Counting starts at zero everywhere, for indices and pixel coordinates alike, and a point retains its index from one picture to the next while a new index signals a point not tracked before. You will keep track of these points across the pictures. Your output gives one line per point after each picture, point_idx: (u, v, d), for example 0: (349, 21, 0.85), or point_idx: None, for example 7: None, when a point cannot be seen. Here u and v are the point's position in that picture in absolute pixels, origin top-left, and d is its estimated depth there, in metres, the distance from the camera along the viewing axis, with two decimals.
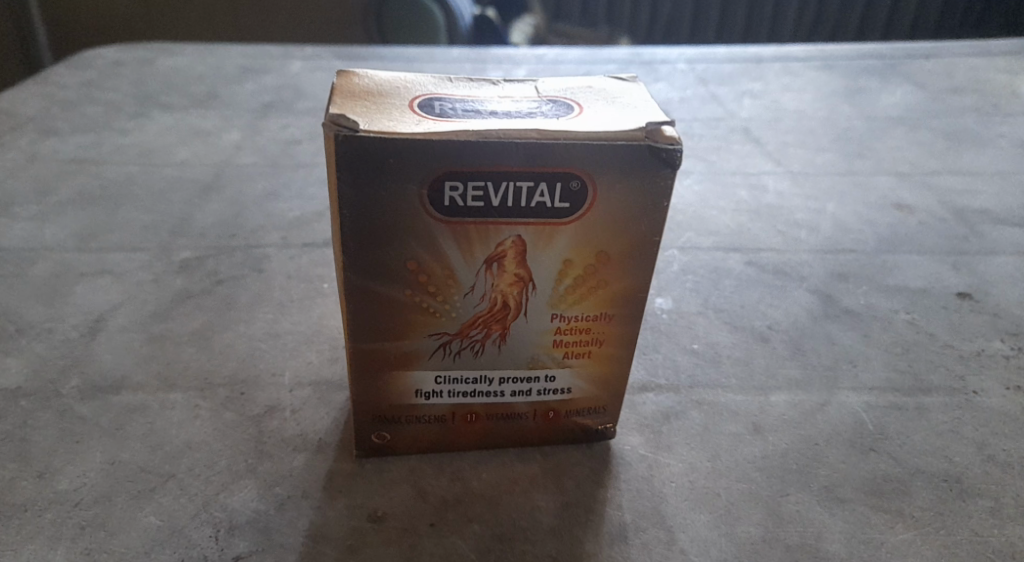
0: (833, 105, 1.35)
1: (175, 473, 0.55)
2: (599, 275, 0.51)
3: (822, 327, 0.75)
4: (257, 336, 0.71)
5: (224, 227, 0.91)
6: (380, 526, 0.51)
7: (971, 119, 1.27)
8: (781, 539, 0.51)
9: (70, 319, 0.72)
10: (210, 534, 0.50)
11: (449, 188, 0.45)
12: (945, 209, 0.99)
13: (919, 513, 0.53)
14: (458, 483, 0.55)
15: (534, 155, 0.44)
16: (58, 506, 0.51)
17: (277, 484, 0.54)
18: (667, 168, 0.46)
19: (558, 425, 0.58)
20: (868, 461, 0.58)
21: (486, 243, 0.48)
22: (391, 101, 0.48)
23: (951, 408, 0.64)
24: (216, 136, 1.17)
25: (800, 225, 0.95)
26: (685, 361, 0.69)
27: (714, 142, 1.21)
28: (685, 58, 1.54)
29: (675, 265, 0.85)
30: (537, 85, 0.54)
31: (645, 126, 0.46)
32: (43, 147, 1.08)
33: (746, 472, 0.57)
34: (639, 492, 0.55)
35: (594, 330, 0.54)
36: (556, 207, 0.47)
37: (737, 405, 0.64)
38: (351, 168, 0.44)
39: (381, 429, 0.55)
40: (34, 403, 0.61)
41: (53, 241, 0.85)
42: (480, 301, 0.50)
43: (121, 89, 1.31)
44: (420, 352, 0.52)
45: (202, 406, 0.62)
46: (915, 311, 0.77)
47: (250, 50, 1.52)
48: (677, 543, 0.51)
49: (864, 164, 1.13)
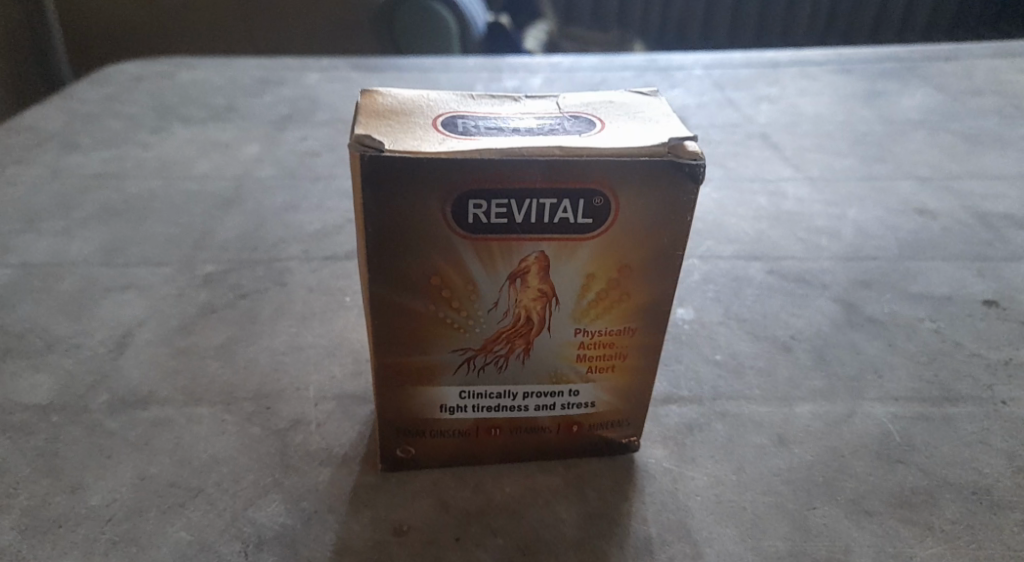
0: (851, 109, 1.34)
1: (203, 488, 0.55)
2: (621, 288, 0.51)
3: (845, 336, 0.74)
4: (280, 350, 0.72)
5: (245, 240, 0.92)
6: (406, 540, 0.51)
7: (992, 122, 1.26)
8: (808, 552, 0.51)
9: (97, 334, 0.73)
10: (239, 549, 0.50)
11: (472, 205, 0.45)
12: (968, 213, 0.98)
13: (949, 526, 0.53)
14: (482, 496, 0.55)
15: (558, 171, 0.45)
16: (90, 521, 0.52)
17: (304, 498, 0.55)
18: (690, 182, 0.46)
19: (581, 438, 0.58)
20: (895, 473, 0.57)
21: (510, 259, 0.48)
22: (415, 119, 0.49)
23: (978, 418, 0.63)
24: (235, 148, 1.18)
25: (820, 231, 0.95)
26: (707, 371, 0.69)
27: (731, 148, 1.21)
28: (701, 63, 1.54)
29: (695, 274, 0.85)
30: (557, 100, 0.54)
31: (668, 141, 0.46)
32: (67, 162, 1.09)
33: (771, 485, 0.57)
34: (664, 505, 0.55)
35: (617, 344, 0.53)
36: (579, 223, 0.47)
37: (761, 416, 0.63)
38: (376, 187, 0.44)
39: (405, 443, 0.56)
40: (63, 418, 0.62)
41: (79, 256, 0.86)
42: (503, 315, 0.50)
43: (142, 103, 1.33)
44: (443, 367, 0.52)
45: (228, 420, 0.62)
46: (940, 319, 0.76)
47: (266, 62, 1.54)
48: (703, 557, 0.51)
49: (883, 169, 1.12)
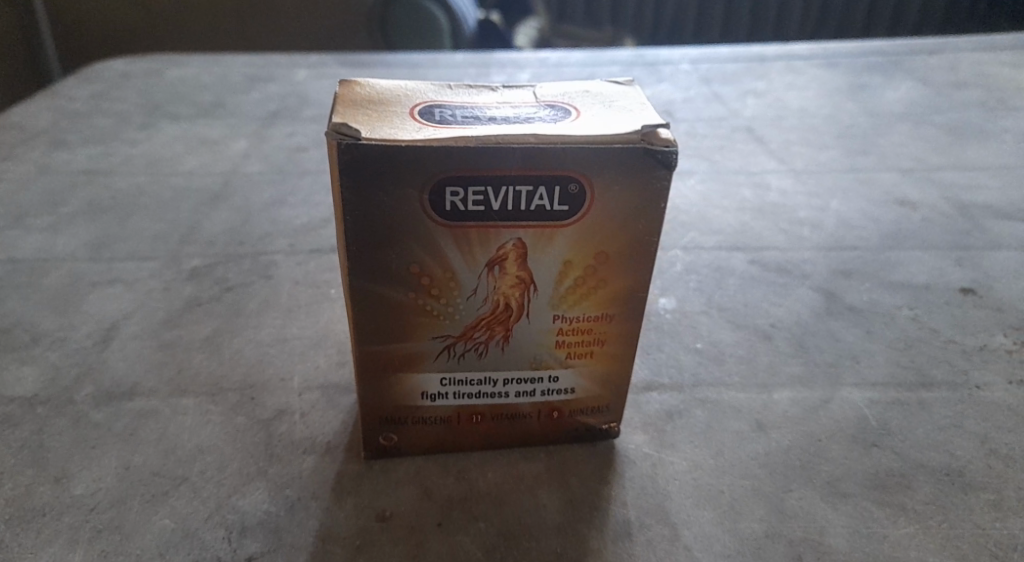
0: (837, 103, 1.35)
1: (187, 477, 0.56)
2: (598, 275, 0.51)
3: (824, 325, 0.75)
4: (265, 342, 0.72)
5: (232, 235, 0.92)
6: (388, 526, 0.52)
7: (975, 115, 1.27)
8: (783, 534, 0.52)
9: (83, 327, 0.73)
10: (223, 536, 0.51)
11: (449, 193, 0.46)
12: (949, 204, 0.99)
13: (922, 507, 0.54)
14: (464, 482, 0.56)
15: (532, 158, 0.45)
16: (75, 509, 0.53)
17: (287, 486, 0.55)
18: (664, 169, 0.47)
19: (562, 424, 0.59)
20: (870, 456, 0.58)
21: (487, 246, 0.49)
22: (392, 109, 0.49)
23: (953, 403, 0.64)
24: (223, 145, 1.18)
25: (802, 223, 0.96)
26: (688, 359, 0.70)
27: (717, 141, 1.22)
28: (688, 58, 1.55)
29: (679, 265, 0.86)
30: (535, 90, 0.55)
31: (641, 128, 0.47)
32: (54, 159, 1.10)
33: (749, 469, 0.57)
34: (642, 490, 0.56)
35: (595, 330, 0.54)
36: (555, 210, 0.48)
37: (740, 403, 0.64)
38: (353, 176, 0.45)
39: (388, 431, 0.56)
40: (49, 410, 0.62)
41: (65, 252, 0.87)
42: (482, 303, 0.51)
43: (130, 100, 1.33)
44: (424, 354, 0.53)
45: (213, 410, 0.63)
46: (918, 307, 0.77)
47: (254, 59, 1.54)
48: (680, 539, 0.51)
49: (867, 161, 1.13)
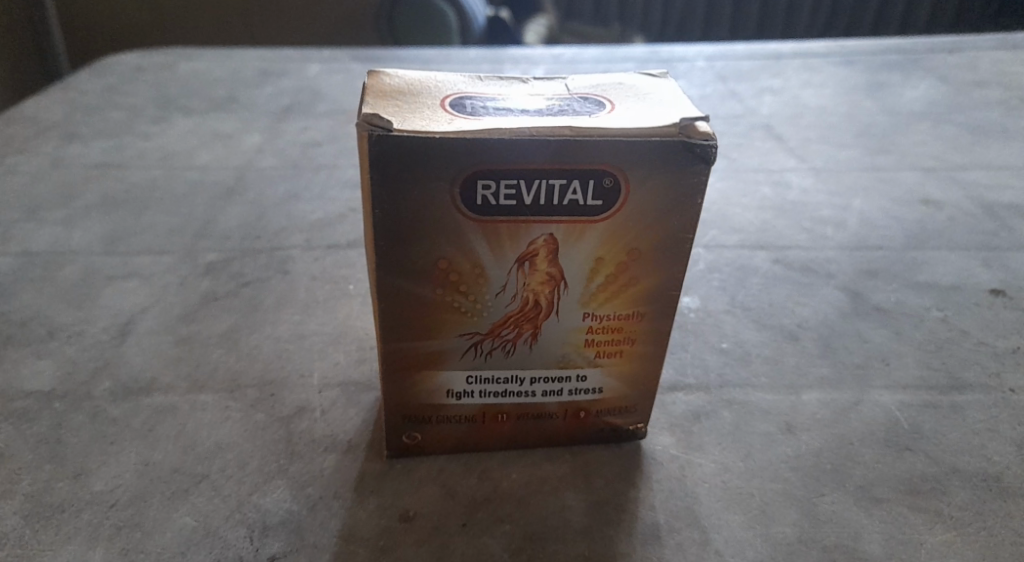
0: (855, 101, 1.33)
1: (207, 474, 0.55)
2: (630, 272, 0.50)
3: (851, 325, 0.74)
4: (284, 338, 0.71)
5: (248, 230, 0.91)
6: (411, 526, 0.51)
7: (996, 114, 1.25)
8: (817, 539, 0.50)
9: (99, 322, 0.72)
10: (244, 535, 0.50)
11: (481, 186, 0.45)
12: (974, 204, 0.97)
13: (958, 513, 0.52)
14: (488, 483, 0.55)
15: (567, 151, 0.44)
16: (93, 506, 0.52)
17: (308, 485, 0.54)
18: (702, 164, 0.46)
19: (588, 425, 0.57)
20: (903, 460, 0.57)
21: (518, 242, 0.48)
22: (422, 100, 0.48)
23: (987, 406, 0.63)
24: (237, 139, 1.17)
25: (825, 222, 0.94)
26: (713, 359, 0.69)
27: (735, 139, 1.20)
28: (703, 55, 1.53)
29: (701, 263, 0.85)
30: (566, 83, 0.53)
31: (679, 121, 0.45)
32: (67, 152, 1.09)
33: (780, 472, 0.56)
34: (671, 492, 0.55)
35: (625, 329, 0.53)
36: (588, 205, 0.46)
37: (768, 404, 0.63)
38: (383, 169, 0.44)
39: (411, 430, 0.55)
40: (66, 405, 0.61)
41: (80, 245, 0.86)
42: (511, 299, 0.50)
43: (143, 94, 1.33)
44: (450, 352, 0.52)
45: (232, 407, 0.62)
46: (945, 308, 0.76)
47: (267, 53, 1.53)
48: (711, 544, 0.50)
49: (888, 160, 1.12)
